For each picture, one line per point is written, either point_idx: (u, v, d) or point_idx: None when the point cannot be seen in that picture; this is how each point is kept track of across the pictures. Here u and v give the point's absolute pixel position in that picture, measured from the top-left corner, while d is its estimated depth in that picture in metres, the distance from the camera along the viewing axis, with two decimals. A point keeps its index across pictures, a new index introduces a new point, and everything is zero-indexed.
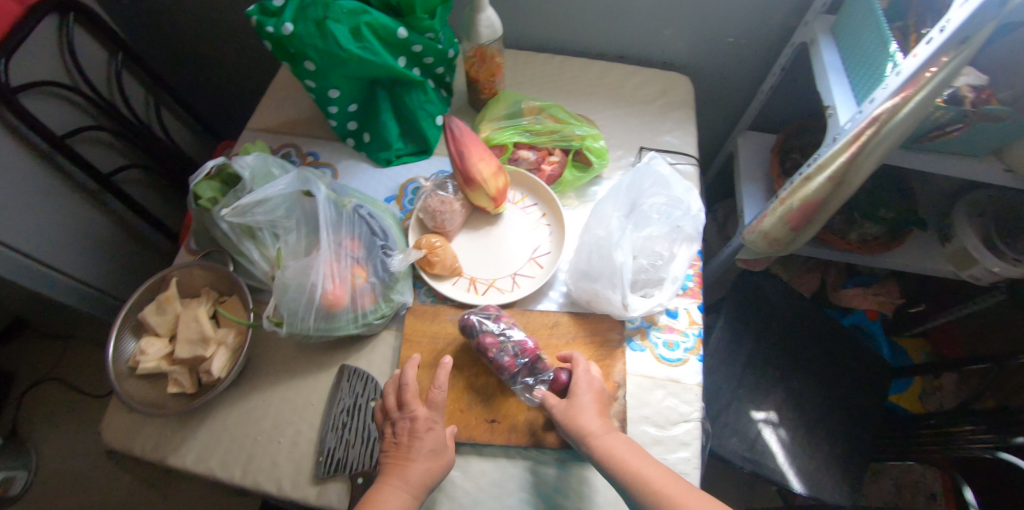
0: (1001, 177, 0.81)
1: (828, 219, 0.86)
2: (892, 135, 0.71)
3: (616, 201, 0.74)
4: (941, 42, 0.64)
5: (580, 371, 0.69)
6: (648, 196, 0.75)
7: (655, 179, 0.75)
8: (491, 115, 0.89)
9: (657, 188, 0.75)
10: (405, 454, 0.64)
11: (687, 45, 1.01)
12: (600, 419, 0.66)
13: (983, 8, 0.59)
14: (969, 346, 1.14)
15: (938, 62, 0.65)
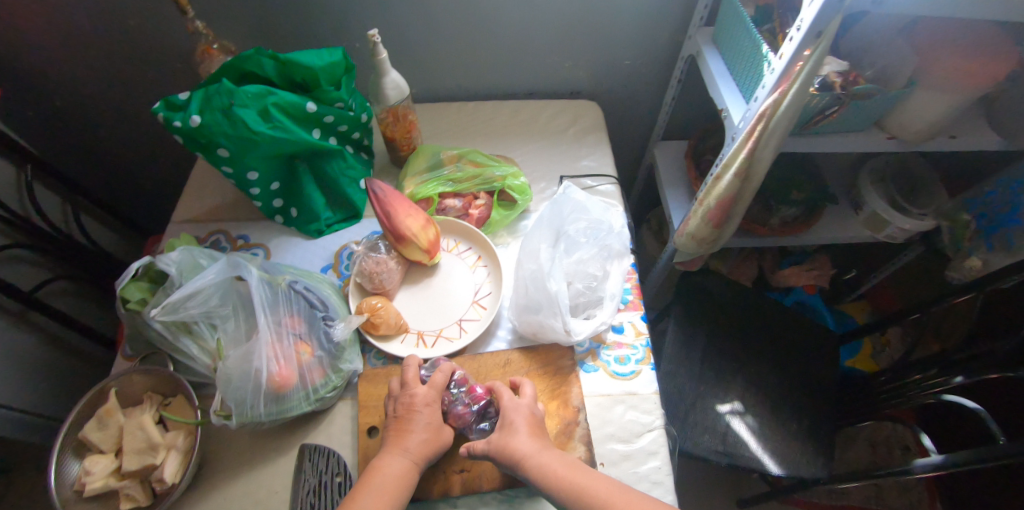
0: (888, 145, 0.89)
1: (744, 211, 0.91)
2: (780, 126, 0.76)
3: (542, 232, 0.77)
4: (800, 39, 0.70)
5: (505, 398, 0.71)
6: (570, 223, 0.79)
7: (574, 206, 0.79)
8: (413, 171, 0.92)
9: (577, 214, 0.79)
10: (406, 428, 0.68)
11: (588, 73, 1.08)
12: (535, 441, 0.67)
13: (827, 5, 0.65)
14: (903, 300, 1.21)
15: (803, 55, 0.71)
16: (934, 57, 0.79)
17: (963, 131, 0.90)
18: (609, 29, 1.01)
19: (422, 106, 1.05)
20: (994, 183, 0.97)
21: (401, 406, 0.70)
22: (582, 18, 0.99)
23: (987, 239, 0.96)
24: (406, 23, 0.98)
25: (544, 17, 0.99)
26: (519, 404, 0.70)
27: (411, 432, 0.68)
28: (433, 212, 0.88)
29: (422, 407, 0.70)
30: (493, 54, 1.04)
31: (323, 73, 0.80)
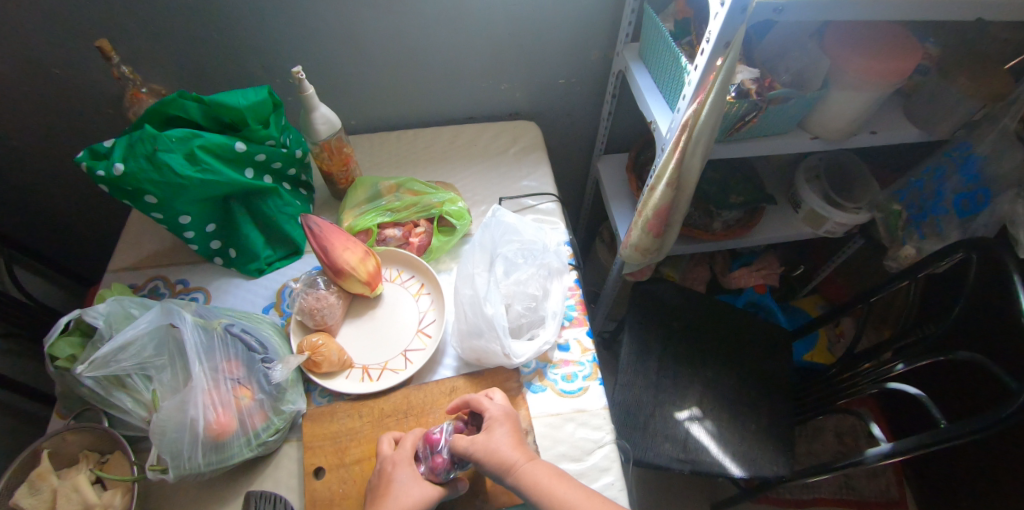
0: (813, 144, 0.91)
1: (682, 220, 0.93)
2: (703, 134, 0.78)
3: (479, 257, 0.77)
4: (710, 50, 0.71)
5: (486, 403, 0.71)
6: (502, 246, 0.79)
7: (505, 229, 0.79)
8: (352, 204, 0.91)
9: (510, 236, 0.80)
10: (388, 489, 0.66)
11: (525, 94, 1.10)
12: (520, 449, 0.68)
13: (730, 17, 0.67)
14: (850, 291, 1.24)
15: (715, 66, 0.73)
16: (844, 57, 0.81)
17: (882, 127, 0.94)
18: (540, 50, 1.03)
19: (361, 137, 1.05)
20: (920, 173, 0.99)
21: (385, 464, 0.68)
22: (512, 41, 1.01)
23: (917, 226, 1.00)
24: (337, 57, 0.98)
25: (475, 43, 1.00)
26: (504, 410, 0.71)
27: (393, 493, 0.65)
28: (372, 243, 0.88)
29: (405, 465, 0.68)
30: (428, 81, 1.05)
31: (250, 113, 0.80)
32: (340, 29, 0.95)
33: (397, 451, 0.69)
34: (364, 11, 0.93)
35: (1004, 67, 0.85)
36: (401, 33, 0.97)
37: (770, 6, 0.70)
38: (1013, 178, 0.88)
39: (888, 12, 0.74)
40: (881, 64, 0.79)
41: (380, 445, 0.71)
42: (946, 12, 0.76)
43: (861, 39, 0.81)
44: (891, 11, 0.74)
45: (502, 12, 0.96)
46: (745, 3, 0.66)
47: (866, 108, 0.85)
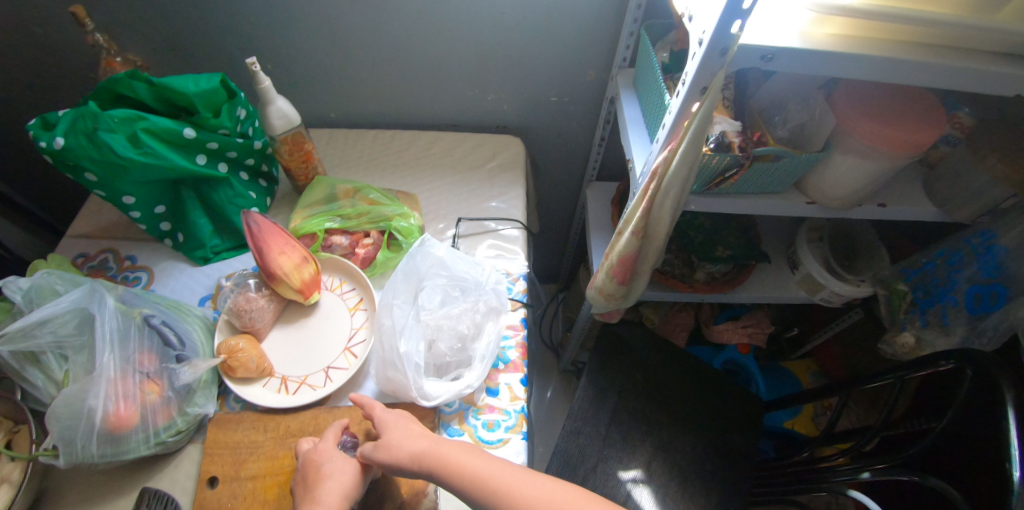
0: (808, 209, 0.82)
1: (649, 270, 0.85)
2: (673, 186, 0.70)
3: (406, 287, 0.73)
4: (685, 93, 0.64)
5: (376, 408, 0.68)
6: (429, 279, 0.75)
7: (432, 261, 0.75)
8: (305, 203, 0.88)
9: (438, 270, 0.75)
10: (325, 474, 0.63)
11: (514, 108, 1.03)
12: (423, 438, 0.65)
13: (706, 60, 0.60)
14: (841, 366, 1.12)
15: (690, 111, 0.66)
16: (850, 119, 0.70)
17: (891, 199, 0.83)
18: (531, 64, 0.96)
19: (340, 132, 1.03)
20: (933, 254, 0.90)
21: (315, 454, 0.66)
22: (500, 52, 0.95)
23: (920, 312, 0.91)
24: (318, 48, 0.95)
25: (461, 49, 0.95)
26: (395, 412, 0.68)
27: (330, 477, 0.63)
28: (317, 248, 0.84)
29: (337, 453, 0.66)
30: (411, 83, 1.00)
31: (200, 100, 0.77)
32: (320, 20, 0.91)
33: (320, 442, 0.67)
34: (344, 4, 0.89)
35: None
36: (383, 31, 0.93)
37: (755, 55, 0.61)
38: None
39: (898, 76, 0.64)
40: (890, 132, 0.68)
41: (302, 443, 0.68)
42: (972, 83, 0.65)
43: (868, 101, 0.72)
44: (907, 75, 0.64)
45: (490, 19, 0.90)
46: (725, 44, 0.59)
47: (873, 177, 0.75)
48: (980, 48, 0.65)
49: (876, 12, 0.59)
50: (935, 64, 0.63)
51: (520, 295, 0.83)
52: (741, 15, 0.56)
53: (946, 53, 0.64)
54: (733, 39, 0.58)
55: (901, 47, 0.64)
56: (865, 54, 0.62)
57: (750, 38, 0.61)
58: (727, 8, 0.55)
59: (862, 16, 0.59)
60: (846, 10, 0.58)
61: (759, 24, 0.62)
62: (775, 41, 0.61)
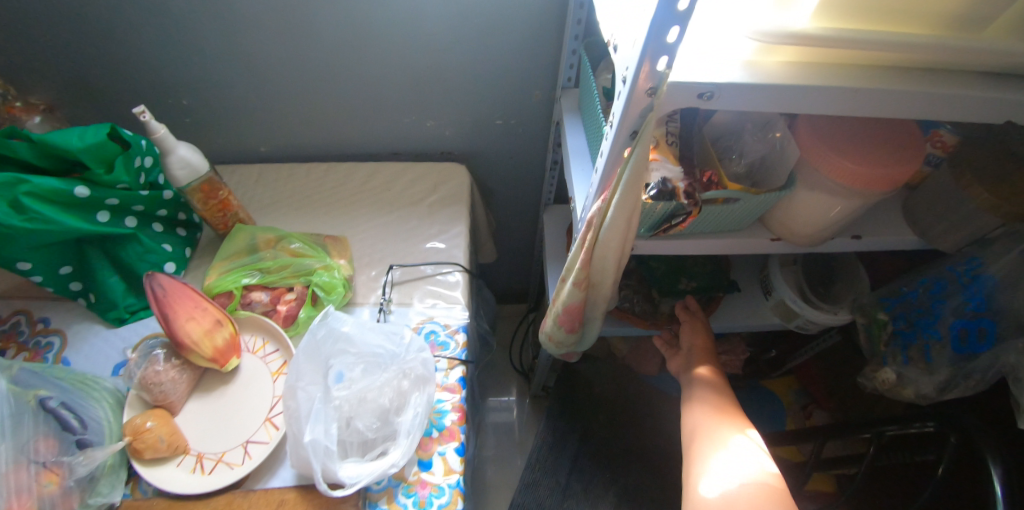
0: (773, 246, 0.73)
1: (599, 316, 0.77)
2: (612, 239, 0.61)
3: (312, 369, 0.63)
4: (614, 136, 0.55)
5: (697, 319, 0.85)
6: (334, 358, 0.66)
7: (336, 339, 0.67)
8: (223, 255, 0.80)
9: (343, 347, 0.67)
10: None
11: (457, 133, 0.95)
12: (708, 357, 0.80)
13: (633, 102, 0.50)
14: (825, 386, 1.06)
15: (622, 156, 0.56)
16: (815, 151, 0.62)
17: (868, 228, 0.75)
18: (470, 86, 0.88)
19: (271, 167, 0.95)
20: (914, 282, 0.81)
21: None
22: (434, 75, 0.86)
23: (902, 346, 0.82)
24: (234, 80, 0.87)
25: (392, 74, 0.86)
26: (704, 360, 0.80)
27: None
28: (234, 307, 0.76)
29: None
30: (342, 112, 0.92)
31: (87, 156, 0.69)
32: (232, 51, 0.83)
33: None
34: (256, 33, 0.80)
35: None
36: (303, 59, 0.84)
37: (691, 93, 0.51)
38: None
39: (865, 108, 0.55)
40: (862, 169, 0.60)
41: None
42: (952, 110, 0.56)
43: (831, 134, 0.64)
44: (874, 107, 0.55)
45: (418, 41, 0.81)
46: (651, 84, 0.49)
47: (841, 214, 0.66)
48: (958, 69, 0.56)
49: (836, 38, 0.50)
50: (909, 92, 0.54)
51: (459, 352, 0.77)
52: (664, 51, 0.46)
53: (919, 78, 0.55)
54: (660, 79, 0.49)
55: (869, 75, 0.55)
56: (827, 86, 0.53)
57: (684, 73, 0.51)
58: (648, 45, 0.46)
59: (820, 44, 0.50)
60: (800, 37, 0.49)
61: (697, 55, 0.53)
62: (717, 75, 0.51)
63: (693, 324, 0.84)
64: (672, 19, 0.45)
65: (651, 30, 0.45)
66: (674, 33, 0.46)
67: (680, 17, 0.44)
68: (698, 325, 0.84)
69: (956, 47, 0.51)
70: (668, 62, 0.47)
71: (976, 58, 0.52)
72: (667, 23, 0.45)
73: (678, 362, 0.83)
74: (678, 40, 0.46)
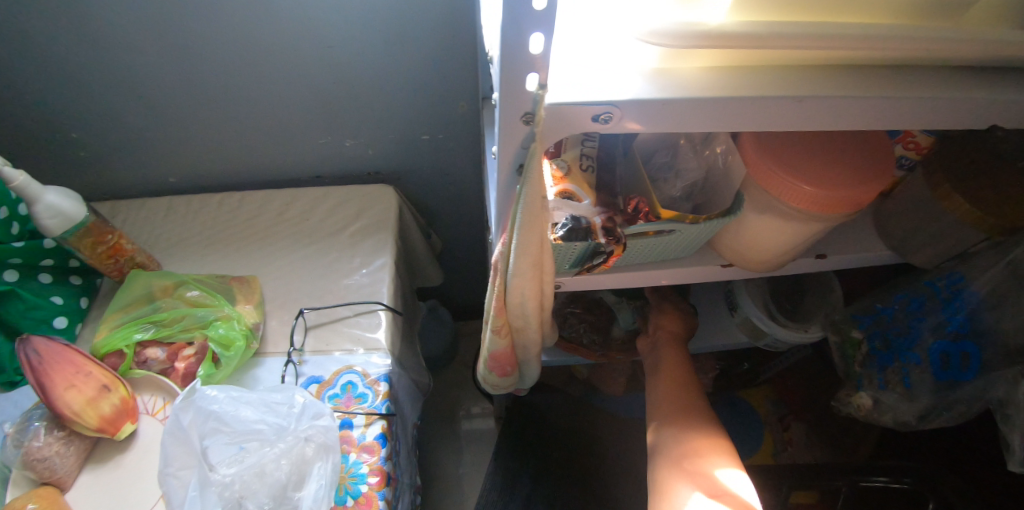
0: (723, 271, 0.64)
1: (532, 357, 0.67)
2: (522, 284, 0.51)
3: (179, 451, 0.56)
4: (497, 171, 0.44)
5: (666, 319, 0.79)
6: (209, 438, 0.57)
7: (208, 417, 0.57)
8: (115, 307, 0.72)
9: (216, 426, 0.57)
10: None
11: (380, 151, 0.86)
12: (676, 366, 0.74)
13: (507, 133, 0.39)
14: (801, 398, 0.98)
15: (514, 194, 0.45)
16: (761, 169, 0.52)
17: (830, 244, 0.66)
18: (386, 101, 0.78)
19: (180, 199, 0.86)
20: (889, 298, 0.72)
21: None
22: (342, 91, 0.77)
23: (878, 369, 0.73)
24: (122, 108, 0.77)
25: (295, 93, 0.77)
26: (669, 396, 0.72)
27: None
28: (128, 366, 0.69)
29: None
30: (250, 136, 0.83)
31: None
32: (111, 78, 0.73)
33: None
34: (133, 56, 0.71)
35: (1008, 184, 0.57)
36: (194, 82, 0.75)
37: (581, 115, 0.38)
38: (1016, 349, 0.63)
39: (812, 120, 0.44)
40: (818, 190, 0.51)
41: None
42: (919, 118, 0.46)
43: (778, 146, 0.54)
44: (825, 122, 0.44)
45: (318, 55, 0.72)
46: (525, 109, 0.37)
47: (796, 236, 0.57)
48: (924, 65, 0.45)
49: (761, 35, 0.36)
50: (868, 98, 0.43)
51: (379, 404, 0.68)
52: (529, 67, 0.33)
53: (881, 77, 0.44)
54: (534, 101, 0.36)
55: (814, 78, 0.43)
56: (765, 96, 0.40)
57: (568, 89, 0.37)
58: (504, 60, 0.33)
59: (741, 45, 0.36)
60: (714, 37, 0.35)
61: (583, 67, 0.39)
62: (613, 90, 0.38)
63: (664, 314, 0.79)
64: (529, 22, 0.31)
65: (503, 40, 0.32)
66: (537, 41, 0.32)
67: (540, 19, 0.31)
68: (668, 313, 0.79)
69: (930, 37, 0.39)
70: (540, 80, 0.34)
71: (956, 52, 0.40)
72: (521, 28, 0.31)
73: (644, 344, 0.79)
74: (545, 51, 0.33)
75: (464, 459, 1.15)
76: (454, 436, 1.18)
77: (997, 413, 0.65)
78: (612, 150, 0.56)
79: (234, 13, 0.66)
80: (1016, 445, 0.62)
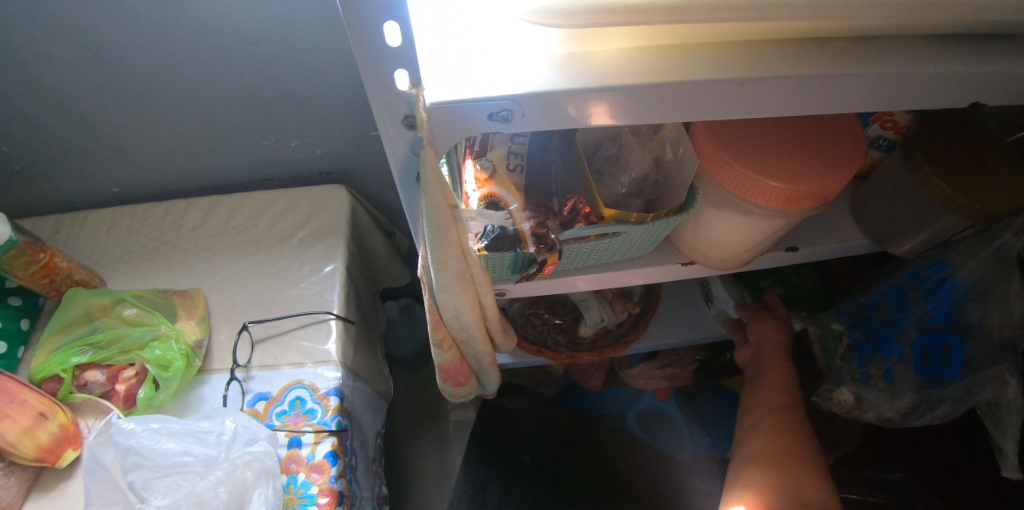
0: (685, 269, 0.60)
1: (490, 366, 0.63)
2: (452, 300, 0.47)
3: (103, 487, 0.54)
4: (400, 184, 0.40)
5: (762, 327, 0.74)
6: (135, 474, 0.54)
7: (130, 451, 0.54)
8: (52, 329, 0.69)
9: (137, 460, 0.54)
10: None
11: (329, 150, 0.82)
12: (780, 392, 0.70)
13: (392, 140, 0.35)
14: None
15: (420, 208, 0.41)
16: (714, 160, 0.47)
17: (801, 235, 0.62)
18: (327, 97, 0.73)
19: (124, 208, 0.81)
20: (870, 291, 0.69)
21: None
22: (277, 90, 0.72)
23: (860, 363, 0.69)
24: (46, 118, 0.72)
25: (227, 95, 0.72)
26: (771, 428, 0.68)
27: None
28: (67, 391, 0.65)
29: None
30: (189, 141, 0.78)
31: None
32: (28, 86, 0.68)
33: None
34: (44, 63, 0.65)
35: (990, 166, 0.53)
36: (117, 89, 0.70)
37: (473, 114, 0.33)
38: (1001, 340, 0.58)
39: (764, 105, 0.38)
40: (779, 184, 0.46)
41: None
42: (886, 98, 0.39)
43: (735, 133, 0.48)
44: (780, 105, 0.38)
45: (244, 54, 0.66)
46: (403, 111, 0.33)
47: (759, 233, 0.52)
48: (892, 35, 0.39)
49: (674, 7, 0.30)
50: (825, 76, 0.36)
51: (329, 419, 0.65)
52: (389, 63, 0.30)
53: (841, 52, 0.38)
54: (409, 102, 0.32)
55: (758, 55, 0.36)
56: (697, 81, 0.34)
57: (452, 84, 0.33)
58: (362, 57, 0.30)
59: (652, 20, 0.30)
60: (616, 12, 0.30)
61: (475, 55, 0.34)
62: (508, 83, 0.32)
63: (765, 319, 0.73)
64: (378, 10, 0.28)
65: (354, 33, 0.29)
66: (393, 31, 0.29)
67: (389, 5, 0.28)
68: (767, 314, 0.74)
69: (891, 2, 0.33)
70: (410, 77, 0.31)
71: (920, 17, 0.34)
72: (369, 16, 0.28)
73: (745, 353, 0.76)
74: (405, 42, 0.30)
75: (446, 460, 1.13)
76: (435, 434, 1.16)
77: (987, 414, 0.62)
78: (547, 145, 0.52)
79: (143, 12, 0.61)
80: (1010, 450, 0.60)
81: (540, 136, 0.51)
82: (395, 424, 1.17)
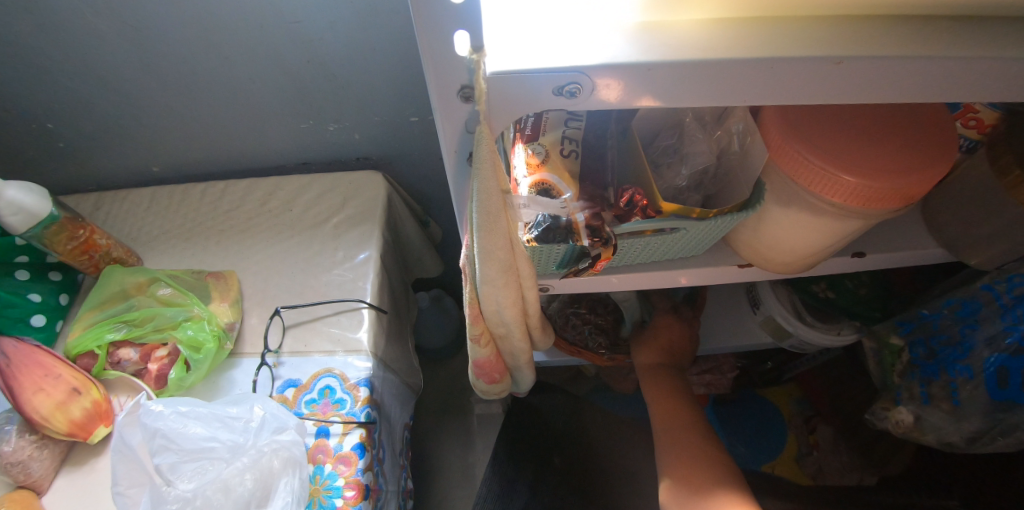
0: (741, 271, 0.56)
1: (527, 364, 0.60)
2: (495, 293, 0.44)
3: (131, 468, 0.53)
4: (449, 164, 0.37)
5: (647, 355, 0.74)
6: (160, 457, 0.53)
7: (157, 433, 0.53)
8: (88, 305, 0.69)
9: (164, 443, 0.53)
10: None
11: (367, 136, 0.80)
12: (668, 413, 0.70)
13: (445, 112, 0.33)
14: (836, 399, 0.94)
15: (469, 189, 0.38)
16: (787, 152, 0.43)
17: (870, 240, 0.57)
18: (367, 82, 0.71)
19: (165, 188, 0.81)
20: (938, 303, 0.64)
21: None
22: (318, 74, 0.70)
23: (922, 381, 0.65)
24: (91, 97, 0.72)
25: (267, 76, 0.70)
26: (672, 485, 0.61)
27: None
28: (101, 368, 0.65)
29: None
30: (228, 122, 0.77)
31: None
32: (76, 65, 0.68)
33: None
34: (92, 40, 0.65)
35: None
36: (162, 69, 0.69)
37: (537, 88, 0.30)
38: None
39: (864, 91, 0.33)
40: (862, 182, 0.41)
41: None
42: (1009, 88, 0.34)
43: (810, 126, 0.44)
44: (882, 93, 0.34)
45: (285, 32, 0.64)
46: (461, 81, 0.31)
47: (828, 236, 0.48)
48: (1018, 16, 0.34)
49: None
50: (943, 59, 0.31)
51: (358, 410, 0.63)
52: (450, 23, 0.27)
53: (958, 32, 0.33)
54: (470, 69, 0.29)
55: (860, 29, 0.32)
56: (792, 59, 0.30)
57: (513, 53, 0.30)
58: (421, 16, 0.27)
59: None
60: None
61: (540, 21, 0.31)
62: (577, 53, 0.29)
63: (672, 328, 0.74)
64: None
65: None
66: None
67: None
68: (679, 324, 0.75)
69: None
70: (470, 41, 0.28)
71: None
72: None
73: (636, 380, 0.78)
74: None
75: (471, 455, 1.11)
76: (461, 428, 1.14)
77: None
78: (601, 131, 0.48)
79: None
80: None
81: (595, 120, 0.48)
82: (420, 415, 1.16)
